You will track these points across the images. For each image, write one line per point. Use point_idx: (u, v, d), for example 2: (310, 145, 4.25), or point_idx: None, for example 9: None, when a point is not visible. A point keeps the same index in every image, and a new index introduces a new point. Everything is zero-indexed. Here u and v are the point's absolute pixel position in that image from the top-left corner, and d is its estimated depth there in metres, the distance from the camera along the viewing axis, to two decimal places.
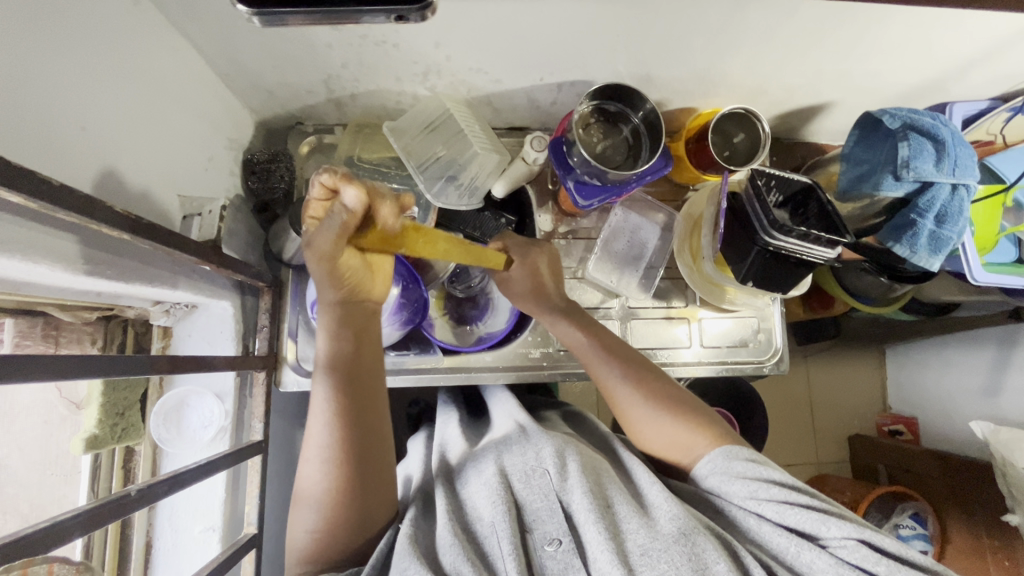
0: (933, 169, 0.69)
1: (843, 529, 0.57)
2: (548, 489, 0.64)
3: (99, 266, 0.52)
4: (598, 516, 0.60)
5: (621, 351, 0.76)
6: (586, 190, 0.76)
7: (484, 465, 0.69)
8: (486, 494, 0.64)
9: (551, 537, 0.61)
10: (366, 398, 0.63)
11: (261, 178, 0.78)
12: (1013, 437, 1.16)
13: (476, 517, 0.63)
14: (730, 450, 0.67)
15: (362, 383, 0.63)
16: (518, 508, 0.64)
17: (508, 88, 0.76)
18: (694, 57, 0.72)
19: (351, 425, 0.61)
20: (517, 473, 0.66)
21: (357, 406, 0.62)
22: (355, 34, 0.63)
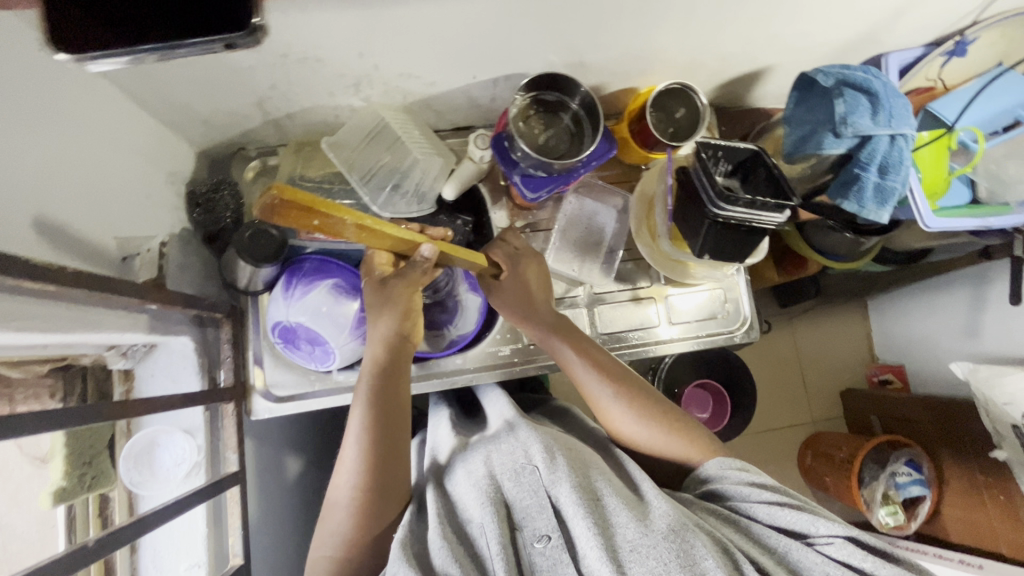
0: (870, 122, 0.70)
1: (832, 527, 0.61)
2: (537, 485, 0.64)
3: (35, 320, 0.51)
4: (586, 512, 0.59)
5: (608, 366, 0.78)
6: (533, 182, 0.76)
7: (473, 462, 0.69)
8: (474, 495, 0.63)
9: (541, 534, 0.61)
10: (398, 439, 0.68)
11: (206, 210, 0.77)
12: (992, 373, 1.17)
13: (466, 518, 0.62)
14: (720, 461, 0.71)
15: (395, 423, 0.68)
16: (507, 507, 0.63)
17: (444, 89, 0.76)
18: (623, 38, 0.71)
19: (379, 461, 0.65)
20: (506, 472, 0.66)
21: (392, 446, 0.67)
22: (274, 54, 0.62)
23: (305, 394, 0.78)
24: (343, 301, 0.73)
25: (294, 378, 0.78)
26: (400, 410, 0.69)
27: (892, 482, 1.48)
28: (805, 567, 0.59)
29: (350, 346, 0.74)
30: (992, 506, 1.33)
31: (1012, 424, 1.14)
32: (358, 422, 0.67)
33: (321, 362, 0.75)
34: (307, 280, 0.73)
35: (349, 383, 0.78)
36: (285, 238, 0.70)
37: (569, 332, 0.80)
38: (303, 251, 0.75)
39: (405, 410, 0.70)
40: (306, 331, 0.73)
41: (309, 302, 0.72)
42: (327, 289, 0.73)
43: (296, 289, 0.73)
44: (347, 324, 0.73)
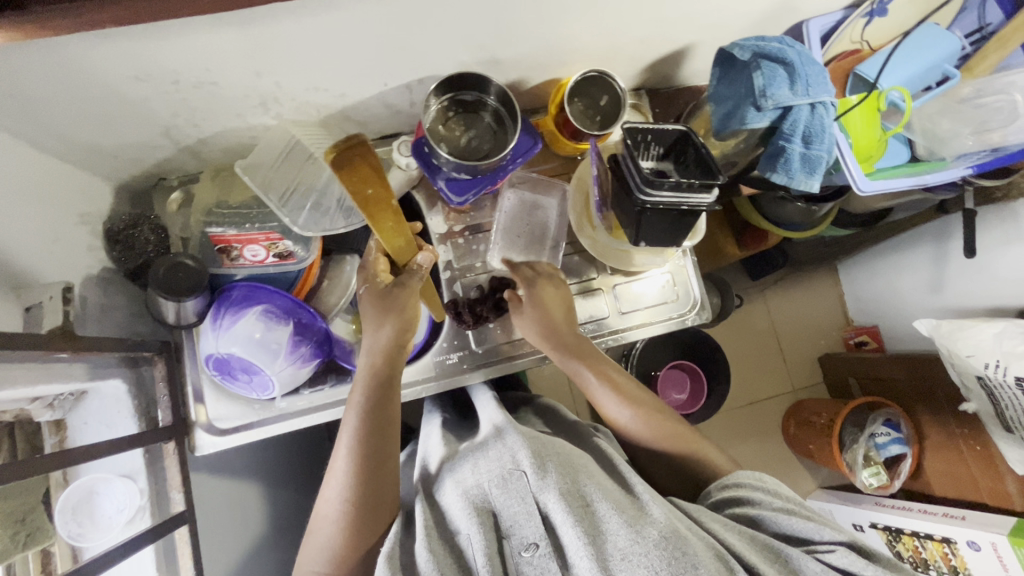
0: (789, 93, 0.68)
1: (834, 535, 0.63)
2: (525, 491, 0.62)
3: None
4: (575, 520, 0.58)
5: (627, 385, 0.81)
6: (458, 186, 0.75)
7: (462, 472, 0.68)
8: (461, 505, 0.63)
9: (528, 543, 0.60)
10: (384, 449, 0.68)
11: (126, 247, 0.74)
12: (954, 327, 1.17)
13: (455, 530, 0.62)
14: (737, 476, 0.73)
15: (383, 433, 0.69)
16: (494, 516, 0.62)
17: (357, 100, 0.74)
18: (532, 31, 0.69)
19: (368, 474, 0.66)
20: (493, 480, 0.64)
21: (379, 455, 0.67)
22: (166, 81, 0.60)
23: (248, 425, 0.77)
24: (273, 326, 0.72)
25: (236, 410, 0.77)
26: (392, 420, 0.71)
27: (873, 443, 1.51)
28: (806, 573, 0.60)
29: (288, 371, 0.73)
30: (970, 457, 1.33)
31: (976, 376, 1.14)
32: (349, 433, 0.68)
33: (260, 391, 0.74)
34: (235, 308, 0.71)
35: (293, 409, 0.78)
36: (203, 267, 0.68)
37: (594, 358, 0.81)
38: (233, 278, 0.74)
39: (395, 422, 0.71)
40: (239, 361, 0.71)
41: (238, 331, 0.70)
42: (255, 316, 0.71)
43: (224, 319, 0.71)
44: (280, 349, 0.72)
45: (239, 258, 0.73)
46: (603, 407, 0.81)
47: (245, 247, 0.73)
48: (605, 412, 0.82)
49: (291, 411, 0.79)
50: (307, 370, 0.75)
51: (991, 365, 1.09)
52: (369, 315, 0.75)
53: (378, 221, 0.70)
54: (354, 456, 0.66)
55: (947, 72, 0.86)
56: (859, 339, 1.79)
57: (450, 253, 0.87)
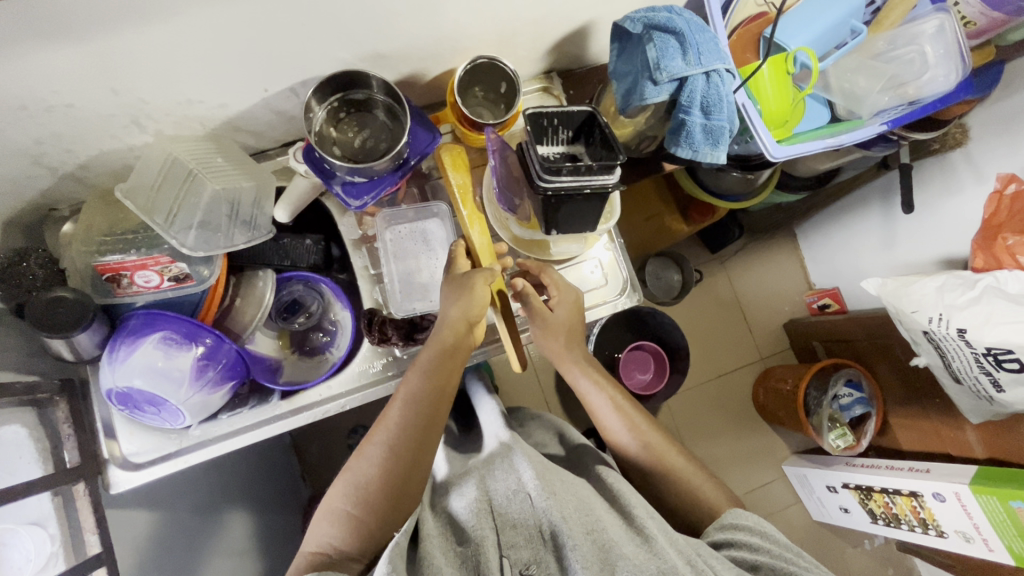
0: (682, 63, 0.66)
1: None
2: (529, 511, 0.65)
3: None
4: (575, 543, 0.60)
5: (621, 399, 0.85)
6: (356, 188, 0.72)
7: (468, 488, 0.71)
8: (468, 516, 0.66)
9: (524, 563, 0.61)
10: (437, 415, 0.69)
11: (9, 284, 0.69)
12: (899, 285, 1.17)
13: (463, 534, 0.64)
14: (731, 515, 0.73)
15: (440, 400, 0.70)
16: (497, 527, 0.64)
17: (240, 109, 0.70)
18: (412, 22, 0.66)
19: (414, 435, 0.67)
20: (501, 497, 0.68)
21: (427, 420, 0.69)
22: (11, 109, 0.56)
23: (165, 456, 0.75)
24: (175, 353, 0.69)
25: (150, 442, 0.75)
26: (447, 395, 0.71)
27: (836, 405, 1.52)
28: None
29: (195, 398, 0.70)
30: (932, 411, 1.34)
31: (922, 331, 1.13)
32: (409, 387, 0.70)
33: (172, 422, 0.71)
34: (132, 337, 0.68)
35: (209, 436, 0.75)
36: (84, 296, 0.65)
37: (599, 372, 0.86)
38: (132, 307, 0.72)
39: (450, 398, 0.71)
40: (142, 394, 0.68)
41: (133, 364, 0.67)
42: (153, 344, 0.68)
43: (119, 350, 0.67)
44: (183, 377, 0.69)
45: (131, 286, 0.70)
46: (609, 429, 0.85)
47: (137, 273, 0.70)
48: (610, 434, 0.85)
49: (207, 438, 0.76)
50: (217, 395, 0.72)
51: (933, 318, 1.08)
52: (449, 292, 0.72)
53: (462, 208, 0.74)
54: (406, 414, 0.68)
55: (855, 28, 0.83)
56: (822, 302, 1.79)
57: (366, 258, 0.84)
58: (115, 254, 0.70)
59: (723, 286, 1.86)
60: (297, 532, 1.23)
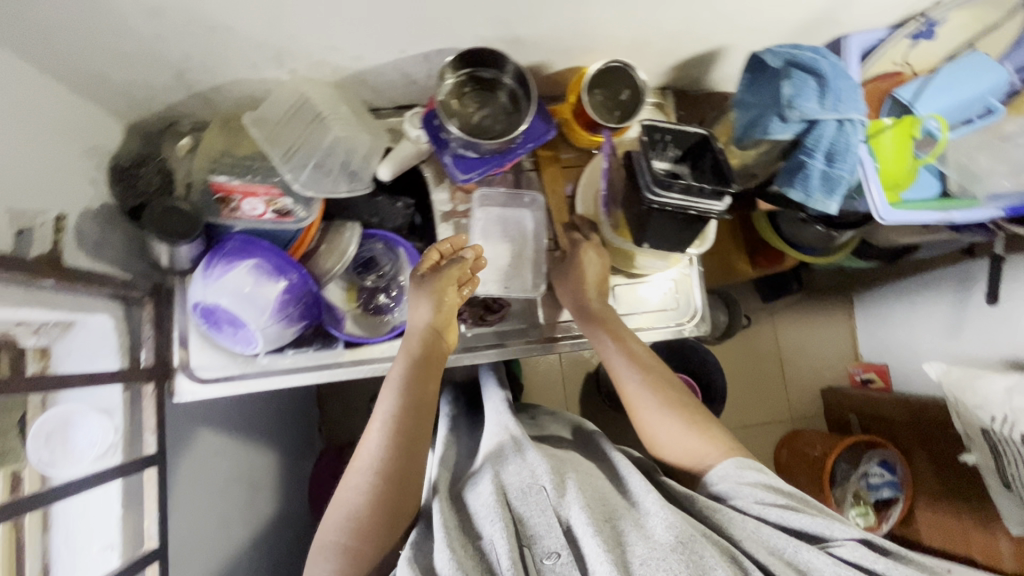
0: (816, 106, 0.66)
1: (846, 530, 0.59)
2: (545, 504, 0.63)
3: None
4: (597, 530, 0.59)
5: (649, 361, 0.78)
6: (465, 162, 0.74)
7: (481, 480, 0.68)
8: (484, 510, 0.63)
9: (546, 552, 0.60)
10: (421, 428, 0.69)
11: (128, 185, 0.74)
12: (965, 375, 1.12)
13: (476, 531, 0.62)
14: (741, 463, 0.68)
15: (423, 412, 0.70)
16: (518, 526, 0.62)
17: (373, 64, 0.72)
18: (557, 13, 0.67)
19: (401, 453, 0.66)
20: (516, 488, 0.65)
21: (412, 436, 0.68)
22: (178, 21, 0.59)
23: (229, 377, 0.77)
24: (264, 281, 0.71)
25: (219, 360, 0.78)
26: (429, 403, 0.71)
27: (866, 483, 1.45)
28: (813, 570, 0.57)
29: (273, 328, 0.73)
30: (968, 515, 1.29)
31: (980, 429, 1.10)
32: (387, 408, 0.69)
33: (244, 345, 0.74)
34: (229, 258, 0.70)
35: (276, 367, 0.78)
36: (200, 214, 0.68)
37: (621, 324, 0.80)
38: (229, 231, 0.73)
39: (432, 406, 0.71)
40: (225, 313, 0.71)
41: (227, 283, 0.70)
42: (246, 269, 0.70)
43: (216, 268, 0.70)
44: (267, 305, 0.71)
45: (238, 210, 0.73)
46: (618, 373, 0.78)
47: (245, 199, 0.73)
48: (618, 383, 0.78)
49: (272, 369, 0.79)
50: (293, 330, 0.75)
51: (998, 419, 1.05)
52: (418, 298, 0.75)
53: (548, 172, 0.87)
54: (389, 431, 0.67)
55: (989, 106, 0.81)
56: (867, 376, 1.74)
57: (451, 232, 0.85)
58: (228, 177, 0.73)
59: (768, 337, 1.82)
60: (306, 480, 1.25)
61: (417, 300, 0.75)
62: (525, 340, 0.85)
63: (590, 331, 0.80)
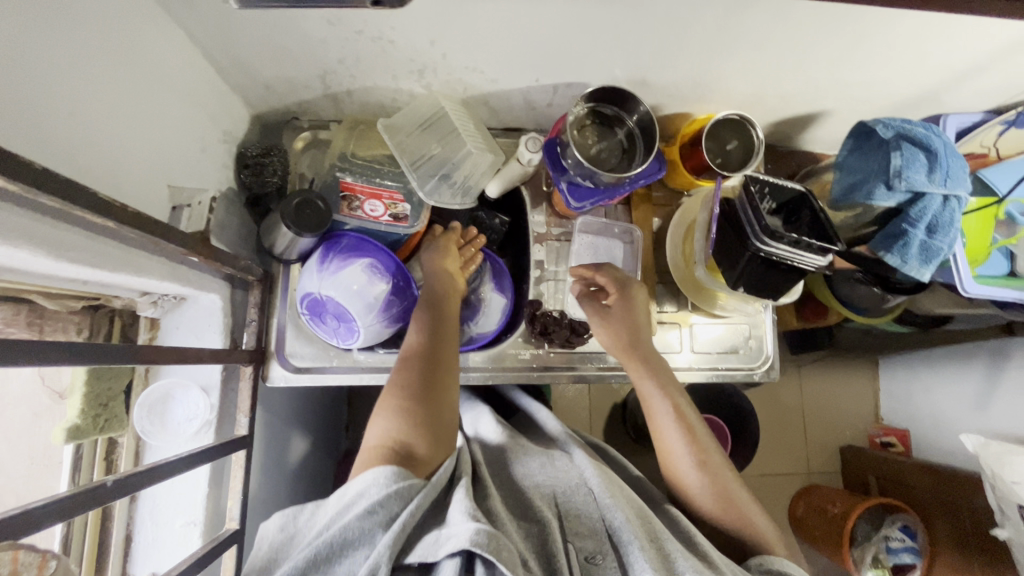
0: (925, 179, 0.69)
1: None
2: (592, 507, 0.62)
3: (114, 261, 0.51)
4: (643, 545, 0.56)
5: (704, 439, 0.73)
6: (578, 192, 0.77)
7: (526, 465, 0.69)
8: (531, 499, 0.63)
9: (590, 552, 0.59)
10: (455, 324, 0.72)
11: (255, 172, 0.77)
12: (1002, 451, 1.16)
13: (521, 515, 0.62)
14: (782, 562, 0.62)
15: (449, 319, 0.72)
16: (561, 519, 0.62)
17: (504, 88, 0.76)
18: (690, 63, 0.72)
19: (433, 351, 0.68)
20: (561, 488, 0.65)
21: (448, 327, 0.71)
22: (349, 29, 0.62)
23: (322, 368, 0.79)
24: (376, 281, 0.74)
25: (313, 351, 0.79)
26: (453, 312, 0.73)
27: (885, 547, 1.42)
28: None
29: (376, 327, 0.75)
30: None
31: (1017, 504, 1.12)
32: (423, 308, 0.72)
33: (343, 340, 0.76)
34: (344, 255, 0.73)
35: (368, 364, 0.80)
36: (330, 211, 0.72)
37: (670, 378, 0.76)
38: (343, 227, 0.76)
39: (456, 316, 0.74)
40: (335, 306, 0.73)
41: (342, 278, 0.73)
42: (361, 267, 0.73)
43: (331, 263, 0.73)
44: (375, 304, 0.74)
45: (358, 208, 0.76)
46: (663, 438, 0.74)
47: (367, 201, 0.76)
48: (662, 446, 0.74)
49: (364, 366, 0.81)
50: (393, 331, 0.77)
51: None
52: (429, 246, 0.79)
53: (636, 206, 0.90)
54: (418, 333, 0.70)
55: None
56: (886, 438, 1.76)
57: (544, 253, 0.88)
58: (352, 179, 0.77)
59: (792, 389, 1.84)
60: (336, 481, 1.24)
61: (440, 246, 0.79)
62: (604, 364, 0.87)
63: (635, 367, 0.78)
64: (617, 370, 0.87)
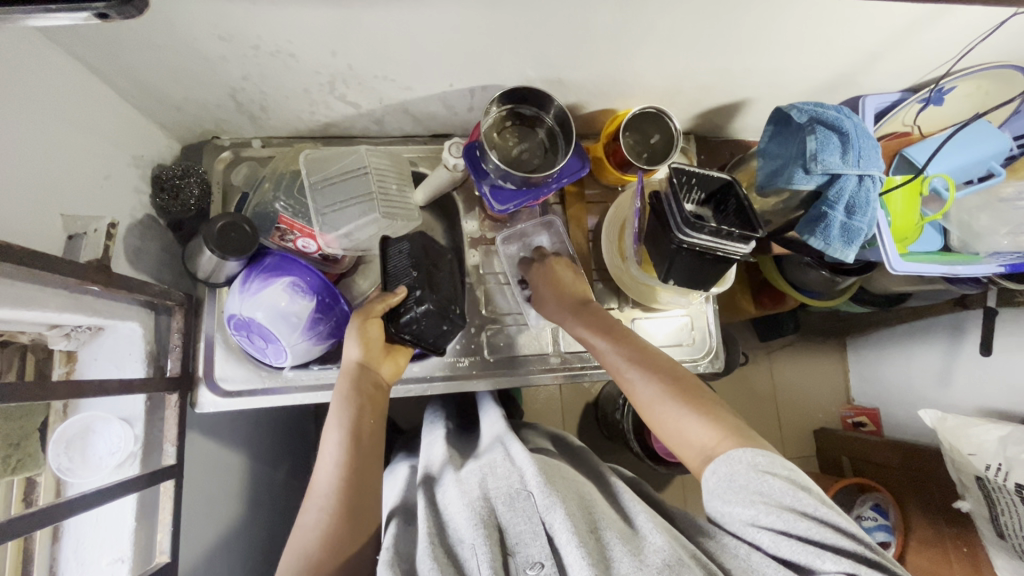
0: (839, 161, 0.70)
1: (838, 562, 0.50)
2: (531, 511, 0.61)
3: None
4: (581, 541, 0.55)
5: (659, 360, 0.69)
6: (502, 195, 0.76)
7: (469, 480, 0.66)
8: (466, 514, 0.60)
9: (533, 561, 0.58)
10: (370, 475, 0.66)
11: (171, 195, 0.74)
12: (960, 424, 1.16)
13: (457, 538, 0.59)
14: (744, 454, 0.58)
15: (369, 443, 0.68)
16: (500, 533, 0.60)
17: (420, 94, 0.76)
18: (601, 60, 0.71)
19: (351, 486, 0.64)
20: (501, 496, 0.63)
21: (360, 480, 0.65)
22: (244, 45, 0.61)
23: (255, 390, 0.78)
24: (299, 299, 0.72)
25: (245, 373, 0.78)
26: (374, 432, 0.69)
27: (858, 526, 1.43)
28: None
29: (302, 345, 0.74)
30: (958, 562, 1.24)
31: (975, 476, 1.13)
32: (332, 450, 0.66)
33: (273, 359, 0.76)
34: (266, 275, 0.72)
35: (299, 382, 0.79)
36: (256, 234, 0.70)
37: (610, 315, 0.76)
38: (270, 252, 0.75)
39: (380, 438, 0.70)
40: (260, 327, 0.72)
41: (263, 298, 0.71)
42: (283, 286, 0.71)
43: (253, 283, 0.72)
44: (299, 323, 0.73)
45: (290, 241, 0.74)
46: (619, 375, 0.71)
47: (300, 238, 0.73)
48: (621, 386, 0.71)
49: (296, 385, 0.79)
50: (322, 347, 0.76)
51: (992, 466, 1.08)
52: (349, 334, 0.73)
53: (570, 206, 0.90)
54: (338, 464, 0.65)
55: (992, 169, 0.85)
56: (858, 419, 1.75)
57: (479, 258, 0.87)
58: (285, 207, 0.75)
59: (763, 376, 1.84)
60: None
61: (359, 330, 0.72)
62: (547, 367, 0.87)
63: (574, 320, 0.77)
64: (561, 371, 0.87)
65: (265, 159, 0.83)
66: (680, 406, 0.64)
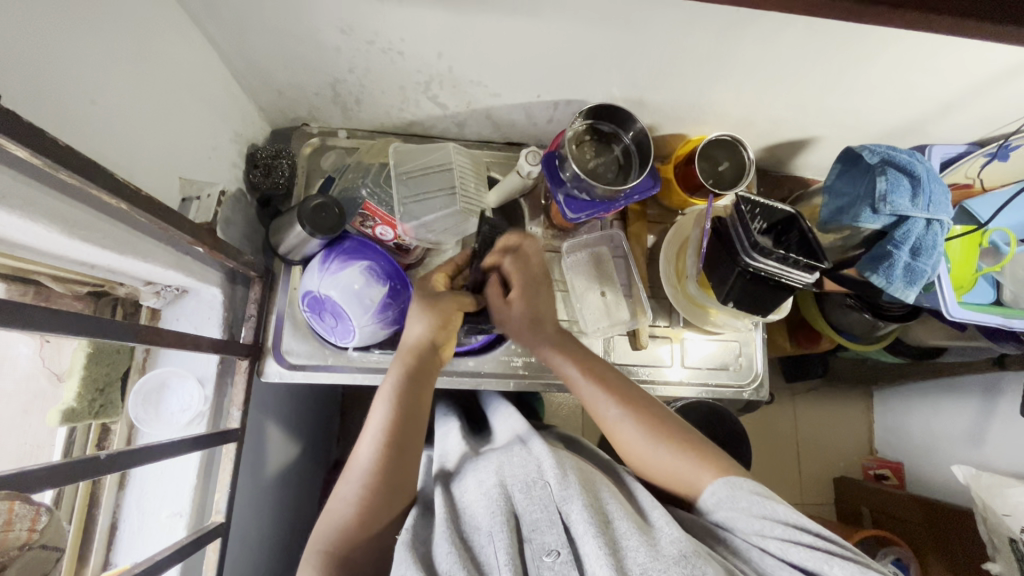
0: (909, 204, 0.72)
1: (848, 568, 0.52)
2: (548, 500, 0.59)
3: (119, 242, 0.53)
4: (598, 531, 0.54)
5: (628, 390, 0.72)
6: (575, 204, 0.79)
7: (484, 471, 0.65)
8: (483, 504, 0.59)
9: (549, 549, 0.55)
10: (412, 455, 0.66)
11: (263, 173, 0.79)
12: (995, 483, 1.15)
13: (473, 527, 0.58)
14: (729, 481, 0.62)
15: (415, 422, 0.67)
16: (515, 519, 0.58)
17: (506, 102, 0.80)
18: (685, 85, 0.75)
19: (390, 464, 0.63)
20: (518, 482, 0.61)
21: (400, 463, 0.64)
22: (361, 39, 0.66)
23: (317, 367, 0.81)
24: (373, 283, 0.75)
25: (309, 349, 0.81)
26: (423, 409, 0.69)
27: None
28: None
29: (370, 328, 0.77)
30: None
31: (1009, 537, 1.10)
32: (379, 421, 0.66)
33: (340, 338, 0.78)
34: (345, 257, 0.76)
35: (361, 363, 0.82)
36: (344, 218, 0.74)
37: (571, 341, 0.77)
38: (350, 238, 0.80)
39: (426, 414, 0.69)
40: (333, 305, 0.76)
41: (342, 278, 0.75)
42: (360, 269, 0.75)
43: (332, 263, 0.76)
44: (371, 305, 0.76)
45: (370, 227, 0.78)
46: (591, 401, 0.72)
47: (379, 225, 0.78)
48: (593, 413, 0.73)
49: (357, 365, 0.82)
50: (387, 332, 0.79)
51: None
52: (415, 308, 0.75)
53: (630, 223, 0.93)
54: (380, 443, 0.64)
55: None
56: (880, 471, 1.71)
57: None
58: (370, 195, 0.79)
59: (786, 416, 1.82)
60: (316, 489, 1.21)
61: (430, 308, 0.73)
62: None
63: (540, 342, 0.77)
64: None
65: (349, 150, 0.87)
66: (642, 434, 0.68)
